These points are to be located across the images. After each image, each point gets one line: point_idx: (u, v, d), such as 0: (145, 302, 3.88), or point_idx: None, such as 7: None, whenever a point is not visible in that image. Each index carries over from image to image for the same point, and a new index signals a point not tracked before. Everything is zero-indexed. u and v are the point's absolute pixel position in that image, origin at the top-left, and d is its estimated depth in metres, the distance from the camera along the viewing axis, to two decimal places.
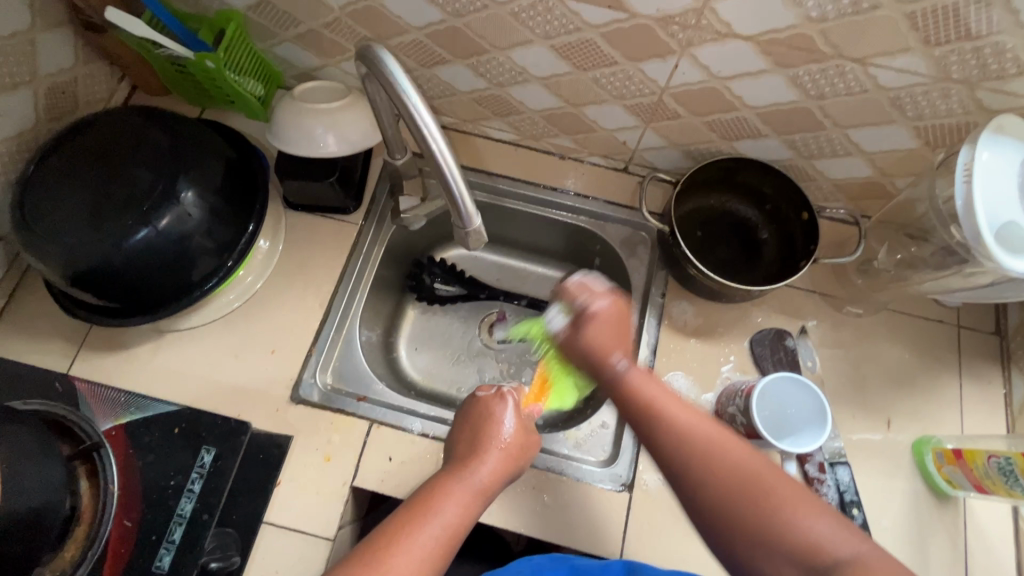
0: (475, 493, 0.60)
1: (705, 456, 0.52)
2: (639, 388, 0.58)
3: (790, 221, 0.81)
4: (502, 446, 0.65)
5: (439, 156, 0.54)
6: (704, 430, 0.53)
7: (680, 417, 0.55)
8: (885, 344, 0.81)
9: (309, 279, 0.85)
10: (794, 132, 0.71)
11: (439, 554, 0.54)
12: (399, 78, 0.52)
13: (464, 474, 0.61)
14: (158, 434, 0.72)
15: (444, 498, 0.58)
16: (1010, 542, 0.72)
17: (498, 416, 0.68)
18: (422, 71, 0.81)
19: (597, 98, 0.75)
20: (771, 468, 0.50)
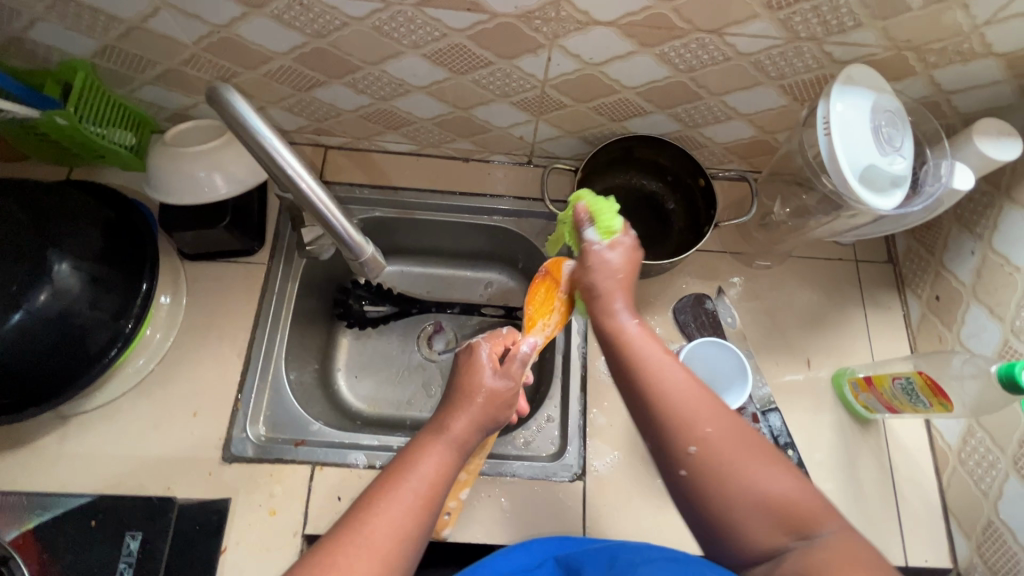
0: (454, 448, 0.56)
1: (696, 419, 0.53)
2: (634, 343, 0.58)
3: (690, 188, 0.84)
4: (480, 396, 0.59)
5: (312, 193, 0.53)
6: (695, 393, 0.55)
7: (672, 370, 0.56)
8: (796, 289, 0.86)
9: (220, 330, 0.80)
10: (675, 105, 0.73)
11: (421, 509, 0.52)
12: (252, 121, 0.49)
13: (438, 428, 0.58)
14: (80, 529, 0.67)
15: (421, 454, 0.56)
16: (926, 450, 0.78)
17: (480, 365, 0.61)
18: (300, 96, 0.77)
19: (482, 99, 0.74)
20: (739, 428, 0.53)
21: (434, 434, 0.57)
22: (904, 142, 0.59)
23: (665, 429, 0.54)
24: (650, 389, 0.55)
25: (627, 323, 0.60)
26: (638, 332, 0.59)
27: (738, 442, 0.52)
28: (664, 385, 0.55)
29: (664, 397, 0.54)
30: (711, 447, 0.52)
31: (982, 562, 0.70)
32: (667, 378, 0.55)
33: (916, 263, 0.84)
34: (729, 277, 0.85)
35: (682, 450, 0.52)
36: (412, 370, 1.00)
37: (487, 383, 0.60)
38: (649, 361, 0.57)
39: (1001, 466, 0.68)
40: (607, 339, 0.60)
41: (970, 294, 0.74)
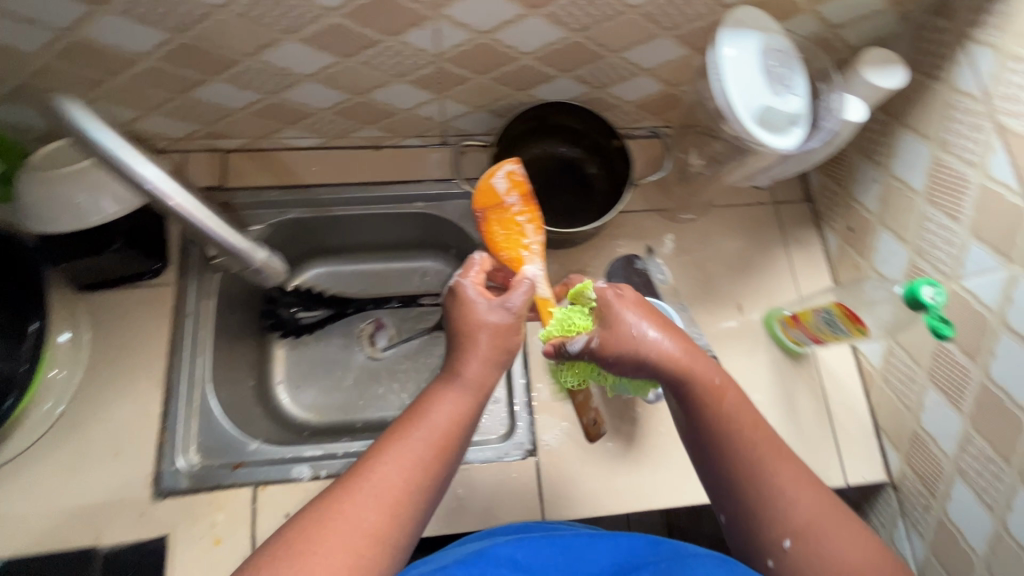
0: (469, 393, 0.57)
1: (791, 502, 0.53)
2: (724, 415, 0.57)
3: (607, 150, 0.83)
4: (485, 334, 0.59)
5: (183, 208, 0.51)
6: (789, 471, 0.55)
7: (758, 445, 0.56)
8: (721, 237, 0.87)
9: (133, 361, 0.74)
10: (577, 67, 0.72)
11: (434, 452, 0.53)
12: (96, 133, 0.45)
13: (448, 375, 0.58)
14: None
15: (432, 401, 0.56)
16: (854, 374, 0.82)
17: (472, 301, 0.60)
18: (180, 99, 0.71)
19: (378, 82, 0.70)
20: (831, 507, 0.53)
21: (447, 381, 0.58)
22: (795, 79, 0.60)
23: (758, 512, 0.53)
24: (739, 463, 0.55)
25: (716, 384, 0.59)
26: (728, 401, 0.58)
27: (835, 525, 0.52)
28: (757, 464, 0.55)
29: (753, 469, 0.55)
30: (809, 541, 0.51)
31: (912, 471, 0.74)
32: (758, 458, 0.55)
33: (829, 197, 0.86)
34: (656, 234, 0.86)
35: (775, 540, 0.52)
36: (356, 371, 0.98)
37: (489, 320, 0.59)
38: (738, 438, 0.56)
39: (919, 380, 0.72)
40: (694, 411, 0.58)
41: (878, 221, 0.77)
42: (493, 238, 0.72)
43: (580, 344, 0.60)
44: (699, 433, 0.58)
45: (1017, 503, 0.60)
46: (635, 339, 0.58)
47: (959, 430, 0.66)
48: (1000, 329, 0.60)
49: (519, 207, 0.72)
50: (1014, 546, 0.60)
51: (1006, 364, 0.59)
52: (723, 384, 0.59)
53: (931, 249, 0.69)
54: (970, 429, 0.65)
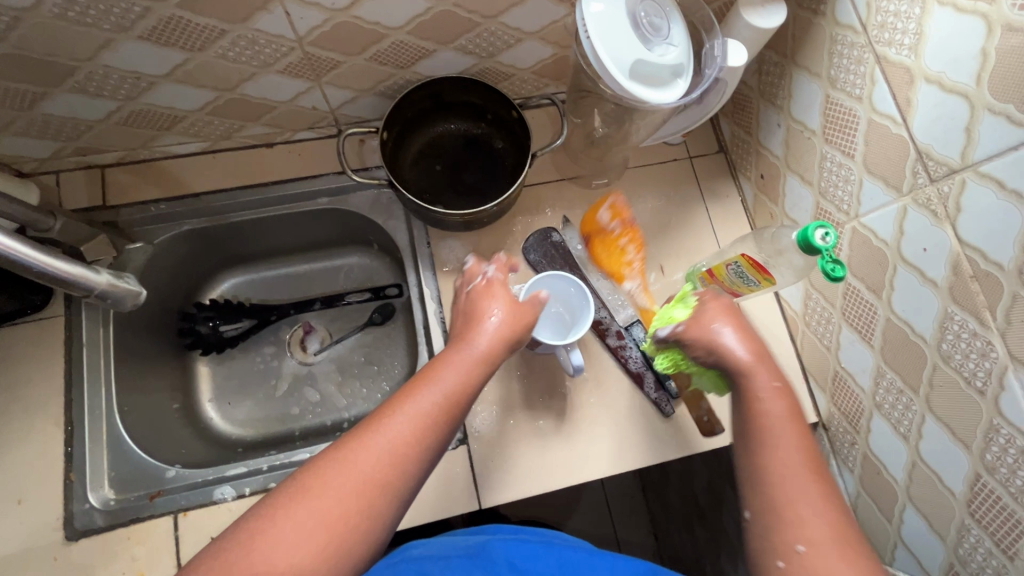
0: (477, 363, 0.56)
1: (817, 511, 0.48)
2: (775, 410, 0.53)
3: (509, 122, 0.80)
4: (494, 317, 0.60)
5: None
6: (822, 482, 0.50)
7: (795, 451, 0.51)
8: (638, 199, 0.85)
9: (27, 402, 0.70)
10: (456, 38, 0.68)
11: (441, 416, 0.52)
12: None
13: (462, 345, 0.58)
14: None
15: (444, 365, 0.55)
16: (780, 321, 0.82)
17: (488, 289, 0.63)
18: (29, 115, 0.65)
19: (244, 74, 0.66)
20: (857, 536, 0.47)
21: (460, 349, 0.57)
22: (670, 30, 0.58)
23: (780, 515, 0.49)
24: (773, 463, 0.51)
25: (772, 387, 0.55)
26: (779, 400, 0.54)
27: (856, 547, 0.47)
28: (796, 467, 0.50)
29: (782, 470, 0.50)
30: (825, 553, 0.46)
31: (837, 410, 0.75)
32: (797, 459, 0.50)
33: (740, 147, 0.85)
34: (572, 203, 0.84)
35: (788, 542, 0.47)
36: (287, 380, 0.94)
37: (496, 306, 0.61)
38: (778, 432, 0.52)
39: (835, 321, 0.72)
40: (742, 401, 0.55)
41: (785, 166, 0.76)
42: (596, 256, 0.81)
43: (667, 330, 0.64)
44: (741, 425, 0.55)
45: (926, 432, 0.60)
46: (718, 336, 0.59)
47: (872, 365, 0.66)
48: (897, 262, 0.59)
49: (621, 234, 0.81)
50: (927, 472, 0.61)
51: (904, 296, 0.59)
52: (770, 390, 0.54)
53: (832, 189, 0.68)
54: (880, 364, 0.65)
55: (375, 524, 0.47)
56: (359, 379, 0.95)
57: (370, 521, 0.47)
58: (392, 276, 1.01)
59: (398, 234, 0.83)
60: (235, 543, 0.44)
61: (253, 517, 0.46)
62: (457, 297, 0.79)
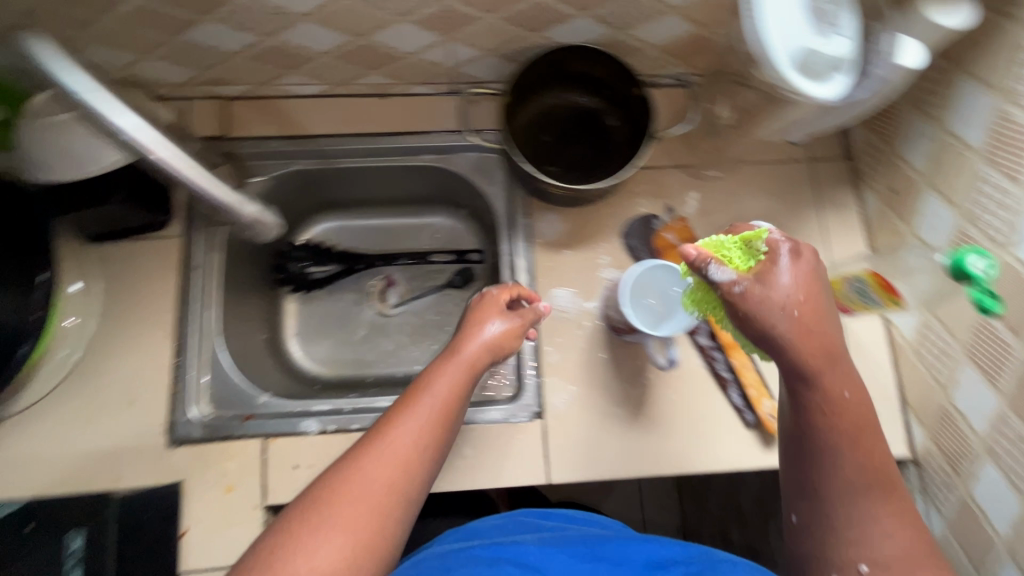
0: (467, 369, 0.61)
1: (875, 531, 0.50)
2: (840, 425, 0.51)
3: (628, 100, 0.77)
4: (493, 328, 0.65)
5: (167, 162, 0.51)
6: (884, 502, 0.51)
7: (855, 470, 0.51)
8: (749, 197, 0.81)
9: (143, 313, 0.75)
10: (597, 5, 0.65)
11: (440, 418, 0.57)
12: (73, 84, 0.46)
13: (451, 355, 0.62)
14: (15, 538, 0.66)
15: (436, 375, 0.60)
16: (883, 346, 0.78)
17: (489, 301, 0.68)
18: (175, 41, 0.67)
19: (380, 22, 0.65)
20: (924, 548, 0.50)
21: (449, 358, 0.62)
22: (841, 20, 0.54)
23: (844, 538, 0.51)
24: (835, 481, 0.52)
25: (843, 397, 0.51)
26: (852, 407, 0.51)
27: (918, 560, 0.49)
28: (860, 485, 0.51)
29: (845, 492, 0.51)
30: (889, 571, 0.49)
31: (937, 449, 0.70)
32: (857, 479, 0.51)
33: (872, 155, 0.79)
34: (679, 193, 0.80)
35: (850, 560, 0.51)
36: (365, 328, 0.97)
37: (493, 317, 0.66)
38: (834, 449, 0.51)
39: (954, 357, 0.67)
40: (806, 419, 0.52)
41: (925, 182, 0.70)
42: None
43: (722, 275, 0.49)
44: (800, 444, 0.53)
45: None
46: (781, 319, 0.48)
47: (993, 411, 0.61)
48: None
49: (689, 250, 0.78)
50: None
51: None
52: (851, 397, 0.51)
53: (983, 214, 0.62)
54: (1005, 410, 0.60)
55: (393, 523, 0.51)
56: (434, 338, 0.97)
57: (392, 519, 0.51)
58: (476, 242, 1.01)
59: (496, 201, 0.82)
60: (258, 561, 0.47)
61: (272, 535, 0.49)
62: (549, 272, 0.78)
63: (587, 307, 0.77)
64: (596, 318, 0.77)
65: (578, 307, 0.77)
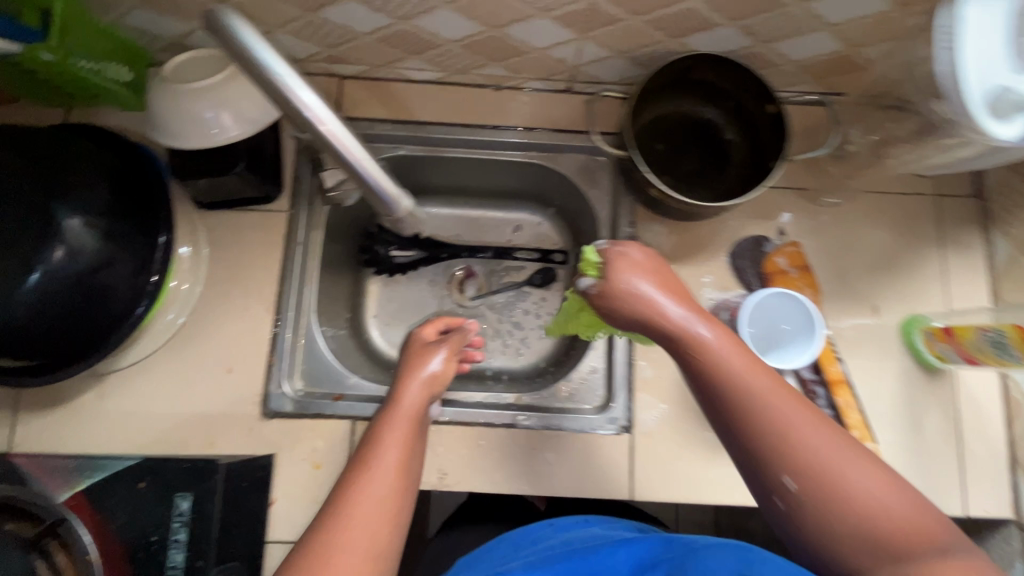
0: (410, 415, 0.62)
1: (816, 458, 0.45)
2: (723, 361, 0.49)
3: (753, 115, 0.74)
4: (432, 370, 0.67)
5: (333, 136, 0.45)
6: (820, 434, 0.47)
7: (798, 417, 0.47)
8: (867, 228, 0.77)
9: (245, 285, 0.76)
10: (749, 16, 0.62)
11: (402, 470, 0.56)
12: (256, 50, 0.41)
13: (393, 407, 0.62)
14: (129, 490, 0.61)
15: (386, 431, 0.59)
16: (996, 400, 0.74)
17: (421, 350, 0.71)
18: (309, 17, 0.67)
19: (520, 15, 0.63)
20: (889, 475, 0.46)
21: (391, 410, 0.62)
22: None
23: (764, 458, 0.47)
24: (767, 416, 0.47)
25: (698, 335, 0.51)
26: (722, 342, 0.50)
27: (867, 459, 0.46)
28: (805, 436, 0.46)
29: (770, 433, 0.47)
30: (855, 493, 0.44)
31: None
32: (794, 425, 0.47)
33: (1009, 197, 0.74)
34: (793, 216, 0.77)
35: (774, 478, 0.47)
36: (443, 318, 0.97)
37: (433, 360, 0.68)
38: (745, 385, 0.48)
39: None
40: (694, 365, 0.51)
41: None
42: None
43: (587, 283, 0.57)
44: (705, 397, 0.51)
45: None
46: (639, 296, 0.53)
47: None
48: None
49: (801, 277, 0.74)
50: None
51: None
52: (713, 334, 0.51)
53: None
54: None
55: None
56: (509, 335, 0.96)
57: None
58: (561, 243, 0.99)
59: (599, 205, 0.81)
60: None
61: None
62: None
63: None
64: None
65: None
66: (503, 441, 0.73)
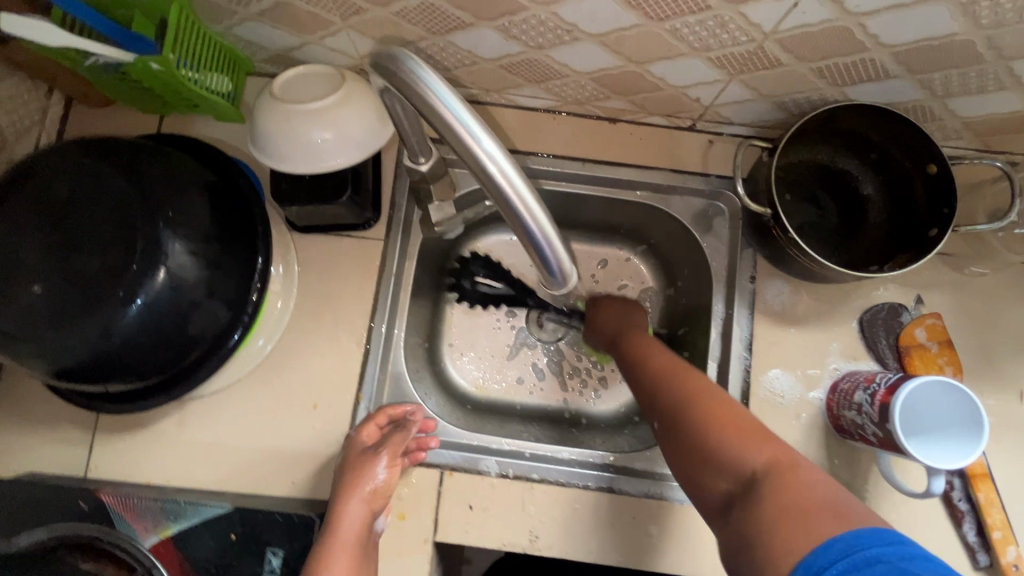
0: (349, 543, 0.58)
1: (682, 400, 0.54)
2: (643, 357, 0.61)
3: (904, 172, 0.67)
4: (372, 485, 0.62)
5: (502, 179, 0.37)
6: (701, 391, 0.54)
7: (689, 389, 0.54)
8: (1016, 303, 0.70)
9: (336, 316, 0.72)
10: (933, 70, 0.55)
11: None
12: (429, 82, 0.36)
13: (329, 533, 0.58)
14: (220, 543, 0.57)
15: (324, 570, 0.55)
16: None
17: (361, 457, 0.64)
18: (434, 40, 0.62)
19: (670, 53, 0.57)
20: (749, 422, 0.50)
21: (326, 536, 0.58)
22: None
23: (649, 406, 0.57)
24: (651, 378, 0.59)
25: (638, 344, 0.64)
26: (648, 346, 0.63)
27: (739, 415, 0.51)
28: (679, 385, 0.55)
29: (652, 383, 0.58)
30: (695, 407, 0.52)
31: None
32: (676, 385, 0.55)
33: None
34: (932, 284, 0.70)
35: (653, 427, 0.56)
36: (521, 352, 0.91)
37: (372, 471, 0.62)
38: (640, 356, 0.62)
39: None
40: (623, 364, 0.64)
41: None
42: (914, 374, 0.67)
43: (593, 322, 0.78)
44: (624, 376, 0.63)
45: None
46: (599, 317, 0.73)
47: None
48: None
49: (941, 353, 0.67)
50: None
51: None
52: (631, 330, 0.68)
53: None
54: None
55: None
56: (587, 373, 0.91)
57: None
58: None
59: (715, 255, 0.74)
60: None
61: None
62: (768, 348, 0.70)
63: (808, 395, 0.68)
64: (817, 410, 0.68)
65: (798, 394, 0.68)
66: (599, 506, 0.68)
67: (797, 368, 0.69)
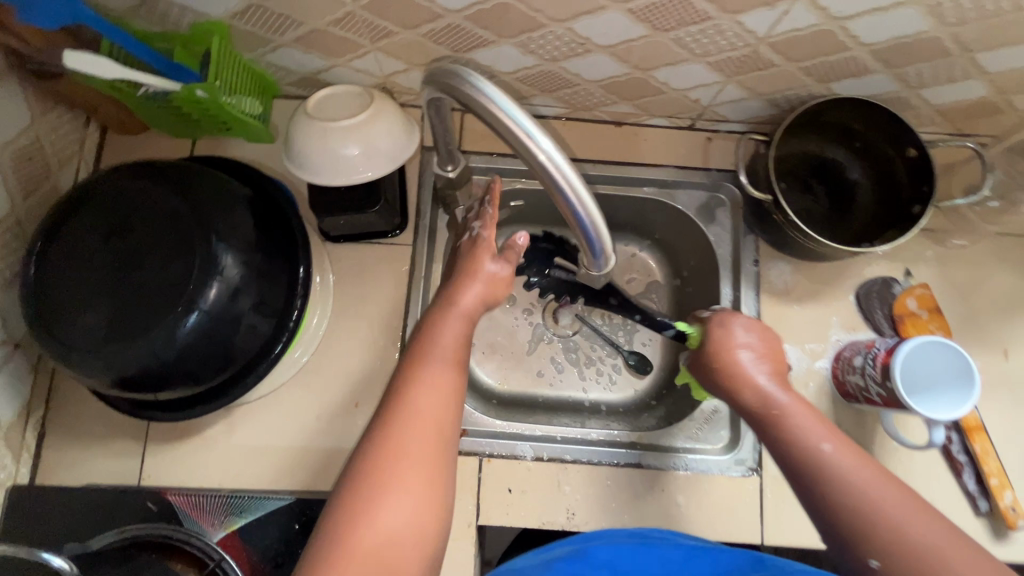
0: (462, 319, 0.61)
1: (911, 543, 0.45)
2: (836, 468, 0.50)
3: (887, 157, 0.74)
4: (483, 280, 0.62)
5: (552, 168, 0.43)
6: (931, 533, 0.45)
7: (917, 530, 0.45)
8: (995, 270, 0.76)
9: (371, 318, 0.76)
10: (907, 64, 0.62)
11: (441, 408, 0.54)
12: (486, 90, 0.43)
13: (447, 306, 0.61)
14: (284, 532, 0.68)
15: (438, 337, 0.59)
16: None
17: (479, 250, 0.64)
18: (457, 58, 0.67)
19: (674, 59, 0.63)
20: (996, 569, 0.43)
21: (446, 311, 0.61)
22: None
23: (854, 532, 0.47)
24: (856, 500, 0.48)
25: (823, 447, 0.52)
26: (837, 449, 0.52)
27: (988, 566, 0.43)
28: (904, 523, 0.46)
29: (862, 511, 0.47)
30: (931, 557, 0.44)
31: None
32: (900, 523, 0.46)
33: None
34: (918, 257, 0.77)
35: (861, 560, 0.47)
36: (539, 346, 0.93)
37: (486, 268, 0.63)
38: (831, 466, 0.51)
39: None
40: (794, 463, 0.53)
41: None
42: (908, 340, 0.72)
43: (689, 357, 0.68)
44: (799, 482, 0.52)
45: None
46: (733, 373, 0.60)
47: None
48: None
49: (932, 319, 0.73)
50: None
51: None
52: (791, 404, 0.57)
53: None
54: None
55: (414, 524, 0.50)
56: (602, 363, 0.93)
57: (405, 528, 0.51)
58: None
59: (720, 243, 0.80)
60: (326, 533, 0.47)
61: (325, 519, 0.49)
62: (775, 324, 0.76)
63: (814, 365, 0.74)
64: (824, 378, 0.74)
65: (805, 364, 0.74)
66: (630, 481, 0.73)
67: (804, 341, 0.75)
